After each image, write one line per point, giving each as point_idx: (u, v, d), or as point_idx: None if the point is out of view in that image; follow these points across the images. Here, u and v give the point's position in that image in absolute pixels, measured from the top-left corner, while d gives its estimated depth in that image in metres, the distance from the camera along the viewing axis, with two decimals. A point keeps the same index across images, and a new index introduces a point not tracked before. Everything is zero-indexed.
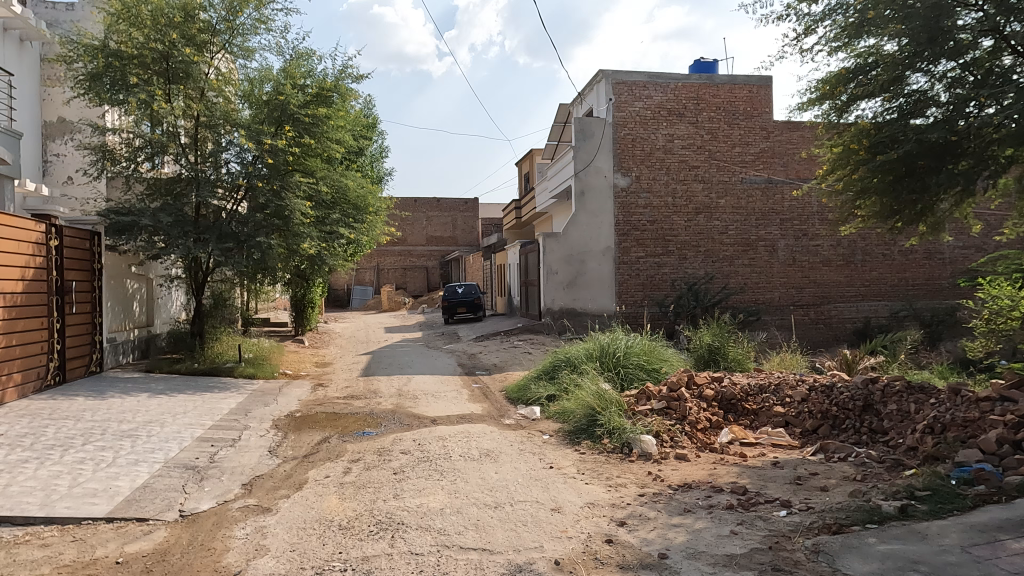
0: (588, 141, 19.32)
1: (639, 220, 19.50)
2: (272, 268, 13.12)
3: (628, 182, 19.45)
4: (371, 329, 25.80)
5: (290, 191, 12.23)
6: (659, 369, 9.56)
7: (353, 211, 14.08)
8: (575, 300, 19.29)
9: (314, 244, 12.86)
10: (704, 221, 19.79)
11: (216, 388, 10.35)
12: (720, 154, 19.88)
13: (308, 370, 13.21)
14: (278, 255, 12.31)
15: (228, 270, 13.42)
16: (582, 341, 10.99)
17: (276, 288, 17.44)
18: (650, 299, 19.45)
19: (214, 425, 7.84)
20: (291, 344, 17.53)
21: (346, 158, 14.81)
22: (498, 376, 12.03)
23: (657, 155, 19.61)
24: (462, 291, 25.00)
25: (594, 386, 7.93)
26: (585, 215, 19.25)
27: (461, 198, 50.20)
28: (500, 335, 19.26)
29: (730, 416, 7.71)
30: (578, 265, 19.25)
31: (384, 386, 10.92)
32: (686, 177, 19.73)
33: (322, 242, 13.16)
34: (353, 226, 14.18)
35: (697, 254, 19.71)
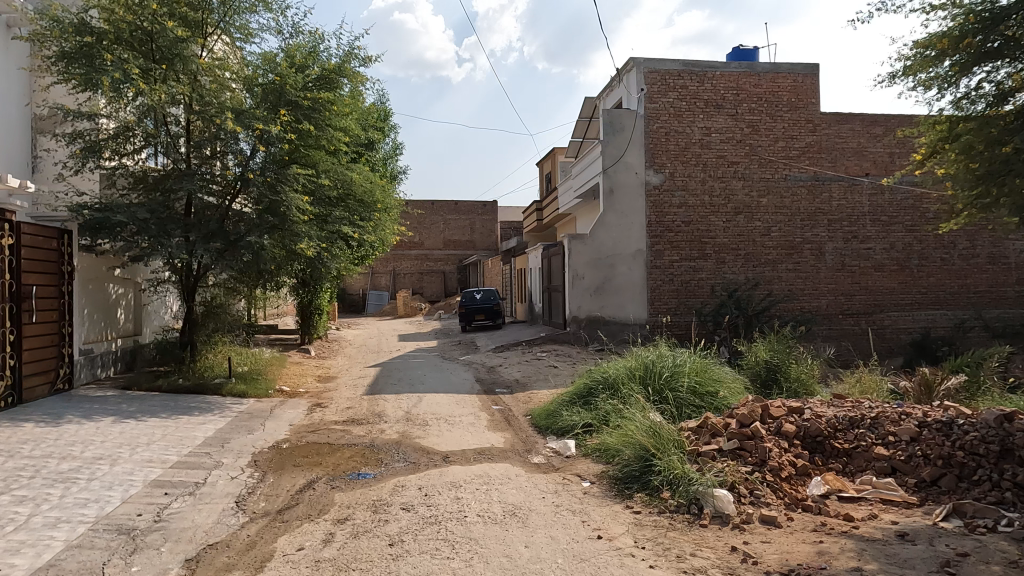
0: (618, 135, 17.78)
1: (673, 221, 17.90)
2: (269, 271, 11.73)
3: (661, 180, 17.87)
4: (384, 337, 24.44)
5: (289, 187, 10.84)
6: (716, 394, 8.02)
7: (358, 208, 12.62)
8: (604, 307, 17.72)
9: (315, 245, 11.44)
10: (744, 222, 18.14)
11: (197, 410, 8.98)
12: (762, 149, 18.23)
13: (308, 385, 11.81)
14: (273, 258, 10.91)
15: (222, 275, 12.11)
16: (621, 358, 9.44)
17: (280, 294, 16.15)
18: (686, 307, 17.82)
19: (178, 461, 6.43)
20: (296, 354, 16.19)
21: (352, 151, 13.46)
22: (521, 396, 10.53)
23: (693, 149, 18.01)
24: (481, 296, 23.50)
25: (646, 419, 6.41)
26: (615, 215, 17.71)
27: (479, 202, 48.90)
28: (521, 345, 17.74)
29: (818, 458, 6.13)
30: (607, 270, 17.69)
31: (391, 408, 9.47)
32: (724, 173, 18.10)
33: (323, 242, 11.71)
34: (360, 226, 12.77)
35: (736, 257, 18.05)
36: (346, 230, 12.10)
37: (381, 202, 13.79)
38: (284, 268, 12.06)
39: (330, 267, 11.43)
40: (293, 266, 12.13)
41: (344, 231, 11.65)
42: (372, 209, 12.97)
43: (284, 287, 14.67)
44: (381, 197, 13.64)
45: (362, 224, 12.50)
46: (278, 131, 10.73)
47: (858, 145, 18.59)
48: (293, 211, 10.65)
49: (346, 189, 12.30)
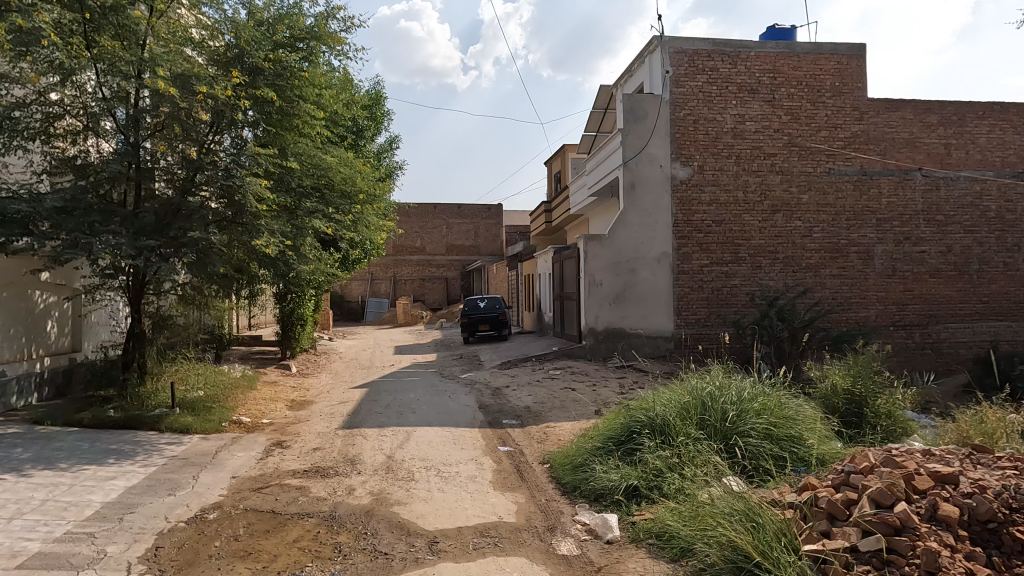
0: (640, 124, 15.73)
1: (702, 220, 15.83)
2: (228, 277, 9.62)
3: (689, 174, 15.81)
4: (380, 348, 22.34)
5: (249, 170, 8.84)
6: (795, 441, 6.05)
7: (337, 200, 10.56)
8: (624, 317, 15.59)
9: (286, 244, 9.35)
10: (782, 222, 16.07)
11: (116, 455, 6.91)
12: (802, 139, 16.19)
13: (275, 414, 9.74)
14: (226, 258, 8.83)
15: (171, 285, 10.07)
16: (662, 388, 7.36)
17: (255, 302, 14.12)
18: (716, 318, 15.71)
19: (35, 556, 4.35)
20: (273, 372, 14.11)
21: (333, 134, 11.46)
22: (535, 432, 8.43)
23: (725, 140, 15.95)
24: (485, 304, 21.55)
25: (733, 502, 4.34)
26: (636, 213, 15.63)
27: (484, 204, 46.96)
28: (531, 361, 15.63)
29: (996, 558, 3.99)
30: (628, 275, 15.59)
31: (369, 452, 7.37)
32: (759, 167, 16.04)
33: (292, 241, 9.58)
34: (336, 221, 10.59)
35: (774, 262, 15.97)
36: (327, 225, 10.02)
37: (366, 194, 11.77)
38: (248, 270, 9.98)
39: (305, 273, 9.34)
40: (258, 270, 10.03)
41: (324, 226, 9.55)
42: (354, 201, 10.93)
43: (256, 295, 12.62)
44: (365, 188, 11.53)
45: (341, 218, 10.39)
46: (233, 100, 8.80)
47: (910, 135, 16.49)
48: (256, 201, 8.55)
49: (320, 176, 10.27)
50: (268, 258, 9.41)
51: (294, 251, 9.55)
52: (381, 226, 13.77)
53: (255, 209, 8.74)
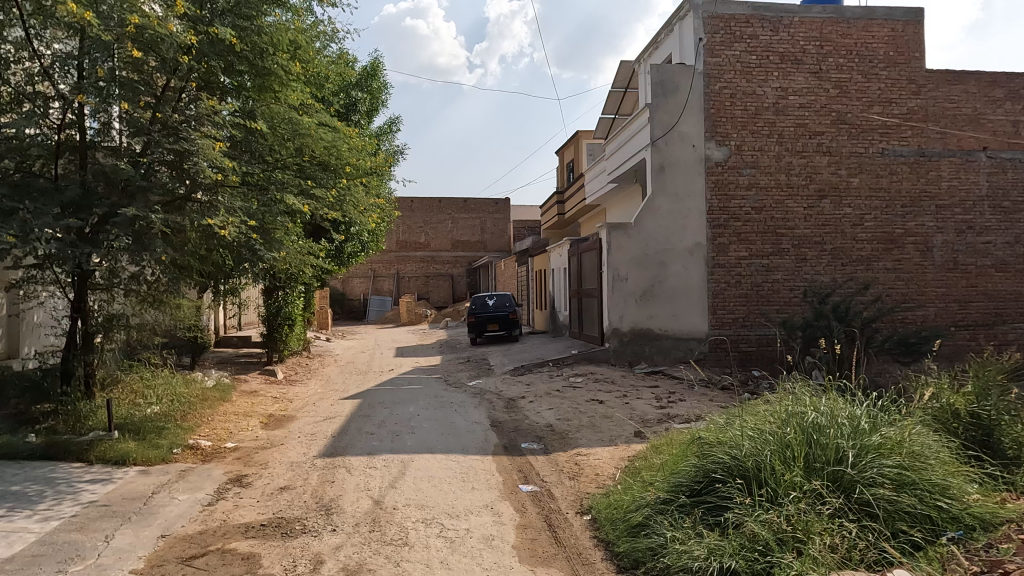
0: (669, 98, 13.93)
1: (740, 206, 14.05)
2: (185, 268, 7.89)
3: (726, 155, 14.04)
4: (380, 349, 20.65)
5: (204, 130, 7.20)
6: (937, 491, 4.31)
7: (322, 173, 8.90)
8: (652, 316, 13.80)
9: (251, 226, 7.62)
10: (830, 209, 14.27)
11: (11, 502, 5.17)
12: (852, 116, 14.38)
13: (244, 436, 8.01)
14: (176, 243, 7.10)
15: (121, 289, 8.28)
16: (738, 414, 5.64)
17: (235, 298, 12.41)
18: (756, 317, 13.94)
19: None
20: (255, 380, 12.41)
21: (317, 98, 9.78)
22: (565, 465, 6.65)
23: (765, 116, 14.15)
24: (494, 302, 19.81)
25: None
26: (665, 199, 13.85)
27: (490, 199, 45.17)
28: (547, 366, 13.88)
29: None
30: (656, 268, 13.81)
31: (351, 495, 5.63)
32: (804, 147, 14.25)
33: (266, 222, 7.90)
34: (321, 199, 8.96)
35: (820, 254, 14.19)
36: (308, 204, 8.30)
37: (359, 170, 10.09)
38: (212, 260, 8.26)
39: (276, 263, 7.60)
40: (224, 259, 8.31)
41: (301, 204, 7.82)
42: (340, 175, 9.16)
43: (232, 292, 10.89)
44: (355, 161, 9.75)
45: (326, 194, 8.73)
46: (182, 40, 7.10)
47: (974, 111, 14.63)
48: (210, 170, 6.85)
49: (300, 143, 8.60)
50: (231, 244, 7.69)
51: (264, 234, 7.82)
52: (371, 214, 12.06)
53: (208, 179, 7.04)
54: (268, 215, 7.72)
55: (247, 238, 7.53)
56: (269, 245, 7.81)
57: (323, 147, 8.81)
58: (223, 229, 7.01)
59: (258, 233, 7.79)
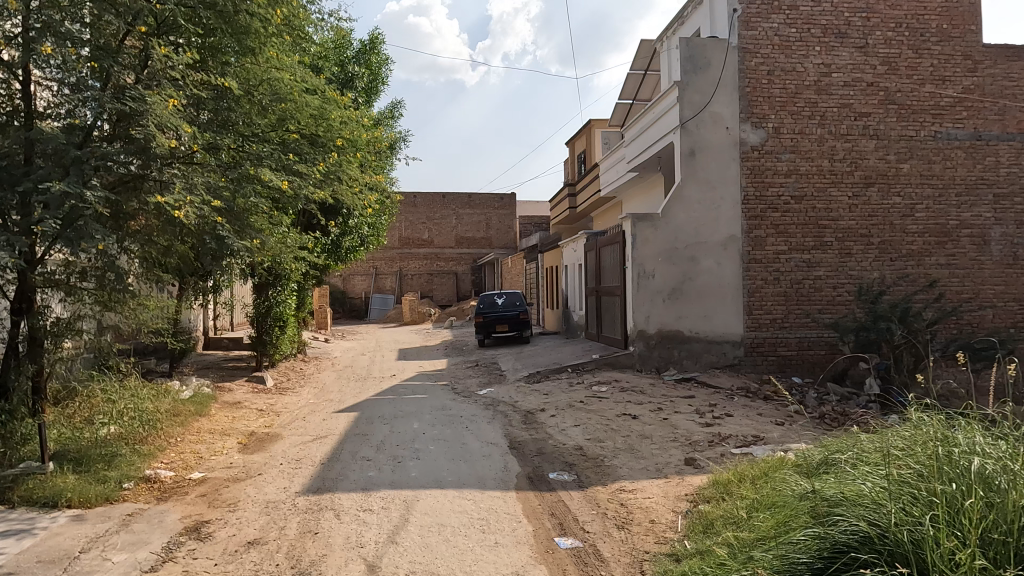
0: (701, 74, 12.57)
1: (778, 195, 12.70)
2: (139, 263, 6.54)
3: (762, 138, 12.69)
4: (381, 351, 19.37)
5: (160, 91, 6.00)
6: None
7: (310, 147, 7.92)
8: (681, 317, 12.46)
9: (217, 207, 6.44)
10: (878, 198, 12.91)
11: None
12: (901, 95, 12.99)
13: (216, 463, 6.71)
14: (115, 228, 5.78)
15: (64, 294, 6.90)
16: (846, 459, 4.29)
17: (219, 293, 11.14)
18: (796, 318, 12.62)
19: None
20: (241, 388, 11.11)
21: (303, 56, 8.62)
22: (608, 506, 5.30)
23: (806, 95, 12.79)
24: (503, 302, 18.58)
25: None
26: (696, 187, 12.52)
27: (496, 194, 43.80)
28: (566, 372, 12.55)
29: None
30: (685, 264, 12.48)
31: (338, 555, 4.31)
32: (849, 129, 12.88)
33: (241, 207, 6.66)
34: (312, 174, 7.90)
35: (867, 248, 12.83)
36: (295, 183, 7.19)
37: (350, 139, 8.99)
38: (175, 254, 6.94)
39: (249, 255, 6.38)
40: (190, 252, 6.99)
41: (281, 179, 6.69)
42: (330, 150, 8.32)
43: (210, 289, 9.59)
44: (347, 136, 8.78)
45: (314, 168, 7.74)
46: None
47: None
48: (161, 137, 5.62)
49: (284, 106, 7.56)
50: (193, 231, 6.43)
51: (232, 217, 6.67)
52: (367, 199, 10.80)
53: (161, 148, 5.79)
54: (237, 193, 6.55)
55: (212, 221, 6.32)
56: (237, 229, 6.67)
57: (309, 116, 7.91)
58: (178, 210, 5.75)
59: (226, 216, 6.63)
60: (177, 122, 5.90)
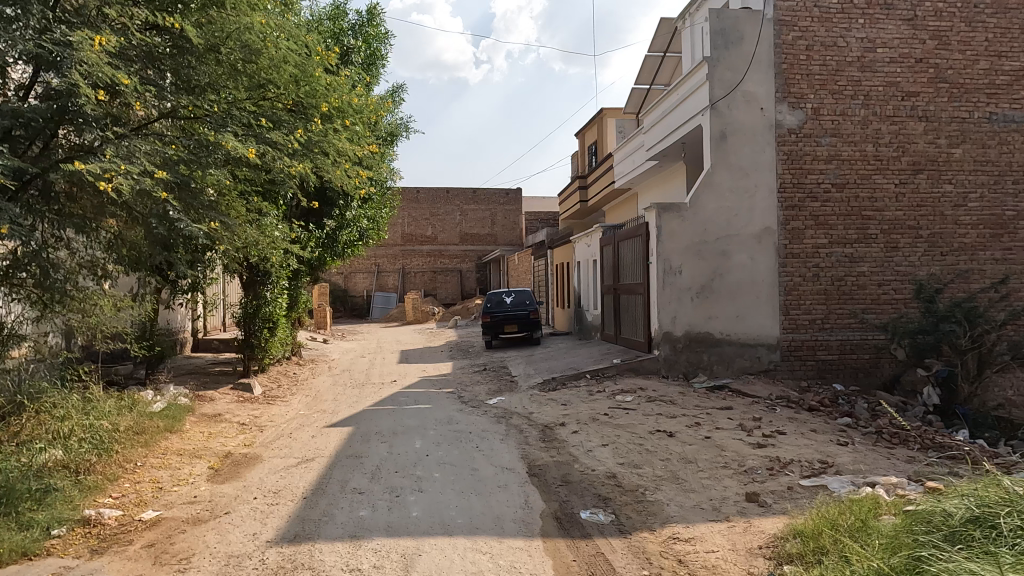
0: (733, 50, 11.39)
1: (817, 183, 11.53)
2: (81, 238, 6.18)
3: (800, 121, 11.51)
4: (382, 353, 18.26)
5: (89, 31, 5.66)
6: None
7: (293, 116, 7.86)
8: (711, 318, 11.30)
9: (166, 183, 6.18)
10: (927, 186, 11.70)
11: None
12: (953, 73, 11.76)
13: (178, 496, 5.58)
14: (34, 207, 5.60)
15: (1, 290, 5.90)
16: None
17: (201, 285, 10.10)
18: (837, 318, 11.46)
19: None
20: (224, 397, 10.01)
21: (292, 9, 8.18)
22: (663, 565, 4.15)
23: (848, 73, 11.59)
24: (511, 300, 17.44)
25: None
26: (727, 174, 11.36)
27: (501, 190, 42.65)
28: (584, 379, 11.39)
29: None
30: (715, 259, 11.32)
31: None
32: (895, 110, 11.68)
33: (194, 179, 6.32)
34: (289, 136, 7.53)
35: (914, 241, 11.63)
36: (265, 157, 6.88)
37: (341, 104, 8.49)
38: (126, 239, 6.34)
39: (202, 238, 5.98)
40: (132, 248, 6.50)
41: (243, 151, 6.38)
42: (313, 117, 7.98)
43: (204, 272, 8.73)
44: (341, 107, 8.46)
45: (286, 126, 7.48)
46: None
47: None
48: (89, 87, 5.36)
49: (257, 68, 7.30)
50: (136, 208, 6.08)
51: (185, 194, 6.39)
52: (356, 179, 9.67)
53: (91, 105, 5.54)
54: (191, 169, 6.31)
55: (158, 199, 5.99)
56: (188, 209, 6.41)
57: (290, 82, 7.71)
58: (108, 181, 5.38)
59: (178, 192, 6.35)
60: (113, 75, 5.55)
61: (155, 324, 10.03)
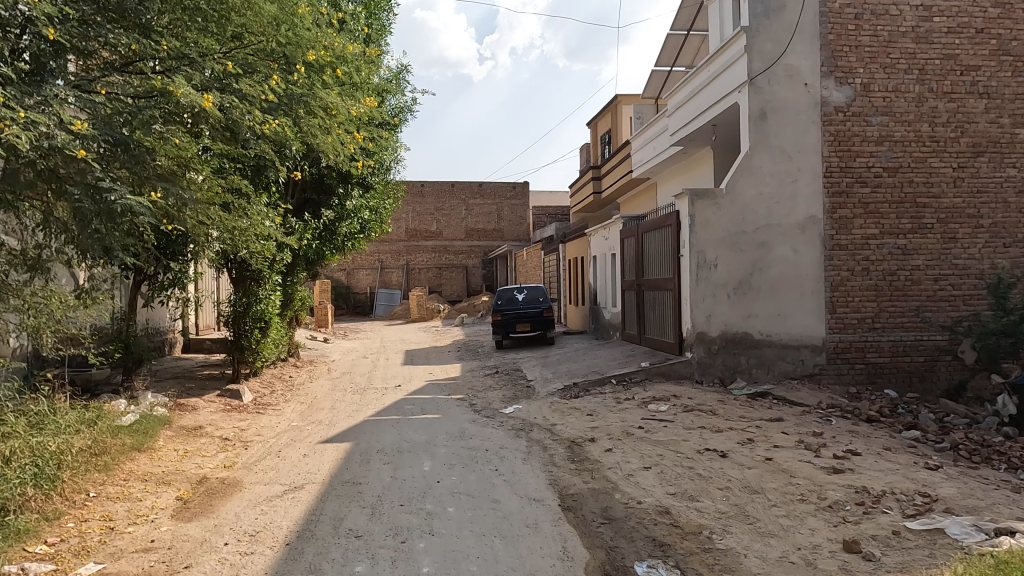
0: (775, 19, 10.24)
1: (867, 166, 10.38)
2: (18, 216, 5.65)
3: (848, 98, 10.37)
4: (385, 353, 17.17)
5: None
6: None
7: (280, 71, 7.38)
8: (749, 317, 10.19)
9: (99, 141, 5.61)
10: (989, 170, 10.52)
11: None
12: (1017, 45, 10.58)
13: (133, 540, 4.50)
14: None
15: None
16: None
17: (182, 275, 9.20)
18: (889, 317, 10.33)
19: None
20: (208, 405, 8.95)
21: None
22: None
23: (902, 45, 10.43)
24: (522, 299, 16.35)
25: None
26: (767, 158, 10.24)
27: (508, 183, 41.51)
28: (609, 385, 10.28)
29: None
30: (754, 250, 10.20)
31: None
32: (954, 85, 10.50)
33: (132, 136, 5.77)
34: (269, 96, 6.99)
35: (974, 230, 10.46)
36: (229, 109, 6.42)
37: (332, 59, 7.95)
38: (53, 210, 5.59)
39: (136, 206, 5.31)
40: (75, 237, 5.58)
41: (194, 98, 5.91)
42: (297, 69, 7.46)
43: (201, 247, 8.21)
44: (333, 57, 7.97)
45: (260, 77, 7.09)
46: None
47: None
48: None
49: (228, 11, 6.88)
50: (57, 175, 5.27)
51: (124, 156, 5.74)
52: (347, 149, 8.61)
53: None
54: (132, 124, 5.74)
55: (77, 160, 5.22)
56: (125, 172, 5.72)
57: (270, 25, 7.21)
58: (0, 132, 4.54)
59: (115, 154, 5.70)
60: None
61: (131, 326, 9.20)
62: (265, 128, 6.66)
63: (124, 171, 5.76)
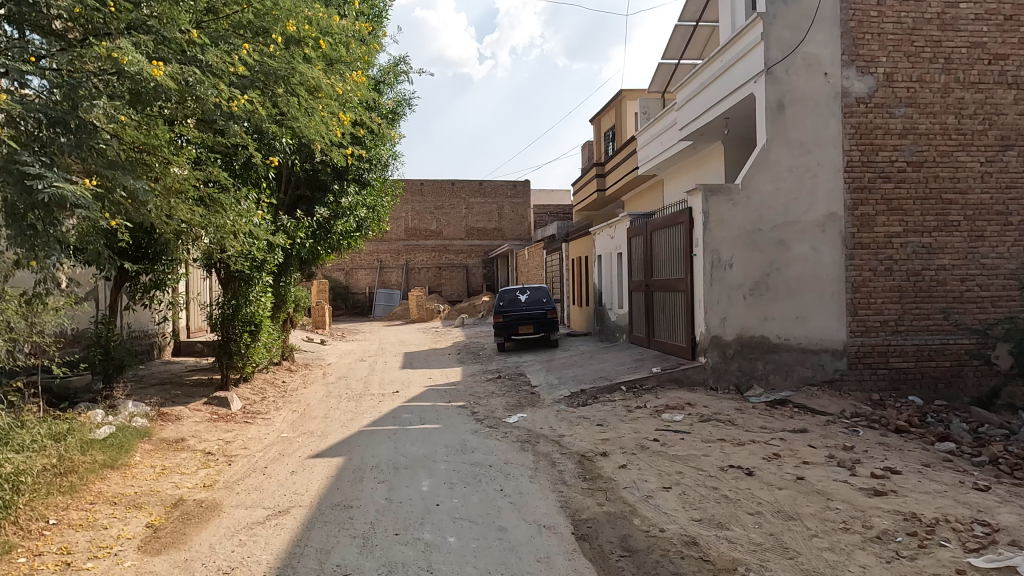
0: (794, 5, 9.71)
1: (890, 160, 9.84)
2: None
3: (870, 88, 9.82)
4: (383, 356, 16.62)
5: None
6: None
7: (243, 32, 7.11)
8: (765, 319, 9.65)
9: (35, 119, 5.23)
10: (1018, 164, 9.98)
11: None
12: None
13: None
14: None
15: None
16: None
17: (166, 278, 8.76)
18: (913, 320, 9.78)
19: None
20: (193, 415, 8.41)
21: None
22: None
23: (927, 32, 9.88)
24: (525, 299, 15.77)
25: None
26: (785, 152, 9.70)
27: (509, 182, 40.97)
28: (618, 392, 9.74)
29: None
30: (770, 249, 9.67)
31: None
32: (982, 75, 9.95)
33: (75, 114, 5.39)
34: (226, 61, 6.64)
35: (1003, 228, 9.92)
36: (191, 82, 6.16)
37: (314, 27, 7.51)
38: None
39: (69, 194, 4.90)
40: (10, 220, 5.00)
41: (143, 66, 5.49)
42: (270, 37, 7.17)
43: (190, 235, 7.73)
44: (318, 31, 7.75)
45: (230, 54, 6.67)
46: None
47: None
48: None
49: None
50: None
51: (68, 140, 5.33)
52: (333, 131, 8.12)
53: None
54: (74, 101, 5.39)
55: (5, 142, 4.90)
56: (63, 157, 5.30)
57: None
58: None
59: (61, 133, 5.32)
60: None
61: (111, 330, 8.64)
62: (232, 105, 6.52)
63: (69, 157, 5.37)
